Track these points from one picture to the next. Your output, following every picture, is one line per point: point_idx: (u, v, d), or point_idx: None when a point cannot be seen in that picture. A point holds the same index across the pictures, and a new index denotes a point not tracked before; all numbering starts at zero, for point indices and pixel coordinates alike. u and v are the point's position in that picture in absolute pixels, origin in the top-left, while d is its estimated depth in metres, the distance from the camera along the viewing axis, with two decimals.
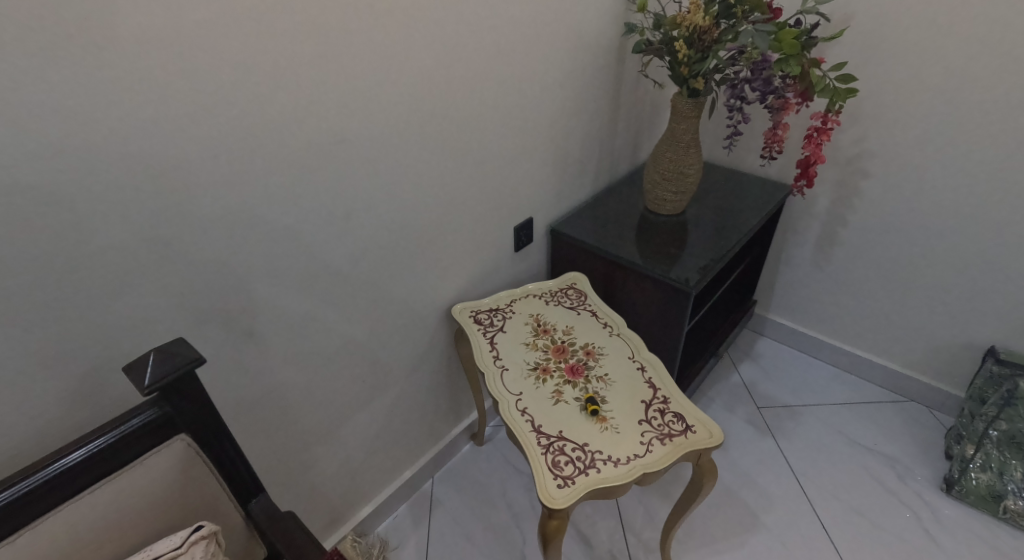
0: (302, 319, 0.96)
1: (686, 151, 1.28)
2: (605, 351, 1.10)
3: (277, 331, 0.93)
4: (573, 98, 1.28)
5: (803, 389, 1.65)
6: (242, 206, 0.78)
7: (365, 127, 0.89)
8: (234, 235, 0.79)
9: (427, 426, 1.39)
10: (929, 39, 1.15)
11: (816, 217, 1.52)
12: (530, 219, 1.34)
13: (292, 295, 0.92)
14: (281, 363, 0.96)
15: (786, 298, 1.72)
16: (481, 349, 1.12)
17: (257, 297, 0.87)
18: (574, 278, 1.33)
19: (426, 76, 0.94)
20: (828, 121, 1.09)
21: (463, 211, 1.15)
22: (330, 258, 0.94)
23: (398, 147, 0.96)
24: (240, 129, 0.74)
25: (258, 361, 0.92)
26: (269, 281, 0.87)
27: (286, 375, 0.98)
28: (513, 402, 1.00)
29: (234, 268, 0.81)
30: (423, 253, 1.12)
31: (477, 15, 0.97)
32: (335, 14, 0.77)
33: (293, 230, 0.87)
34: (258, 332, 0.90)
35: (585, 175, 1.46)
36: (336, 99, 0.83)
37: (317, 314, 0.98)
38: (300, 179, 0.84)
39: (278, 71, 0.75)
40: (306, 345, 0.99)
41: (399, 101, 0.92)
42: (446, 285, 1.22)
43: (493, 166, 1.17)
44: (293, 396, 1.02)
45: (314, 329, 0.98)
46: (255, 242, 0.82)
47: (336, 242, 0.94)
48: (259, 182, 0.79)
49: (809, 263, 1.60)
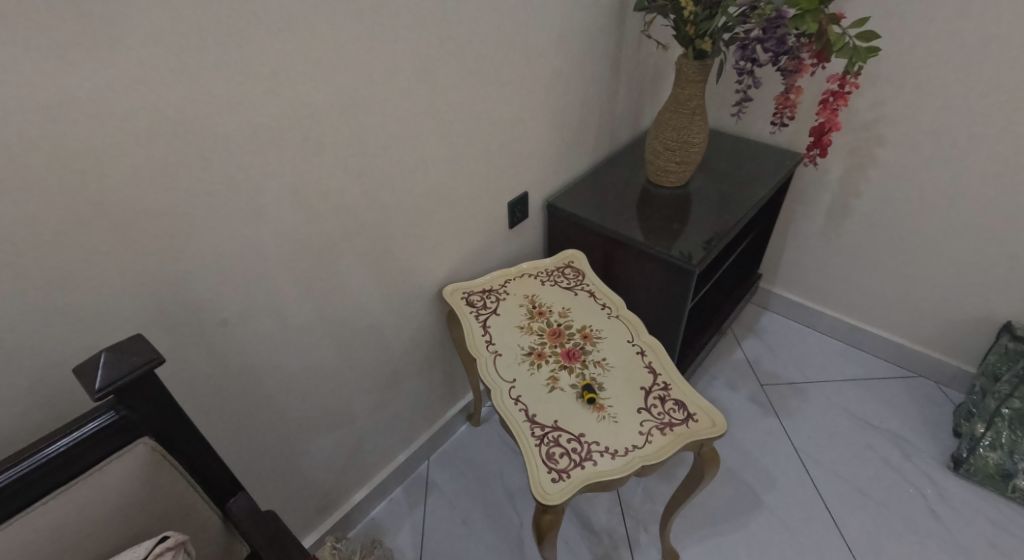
0: (276, 307, 0.90)
1: (690, 118, 1.20)
2: (603, 335, 1.05)
3: (246, 320, 0.86)
4: (570, 61, 1.19)
5: (808, 365, 1.60)
6: (206, 189, 0.71)
7: (337, 97, 0.80)
8: (199, 222, 0.72)
9: (420, 409, 1.35)
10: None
11: (826, 187, 1.44)
12: (525, 194, 1.27)
13: (260, 282, 0.85)
14: (255, 353, 0.91)
15: (793, 272, 1.65)
16: (472, 333, 1.07)
17: (224, 285, 0.80)
18: (572, 255, 1.26)
19: (406, 37, 0.85)
20: (846, 84, 1.00)
21: (453, 188, 1.08)
22: (308, 241, 0.88)
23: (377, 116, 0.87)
24: (197, 105, 0.66)
25: (234, 353, 0.87)
26: (235, 266, 0.80)
27: (262, 366, 0.93)
28: (506, 389, 0.95)
29: (201, 257, 0.75)
30: (408, 233, 1.05)
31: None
32: None
33: (265, 214, 0.80)
34: (229, 322, 0.83)
35: (583, 146, 1.38)
36: (310, 71, 0.75)
37: (297, 302, 0.92)
38: (266, 156, 0.76)
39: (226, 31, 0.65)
40: (286, 333, 0.93)
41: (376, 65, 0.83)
42: (434, 266, 1.15)
43: (485, 138, 1.09)
44: (272, 384, 0.97)
45: (293, 317, 0.93)
46: (224, 227, 0.75)
47: (314, 226, 0.88)
48: (223, 160, 0.71)
49: (819, 235, 1.53)
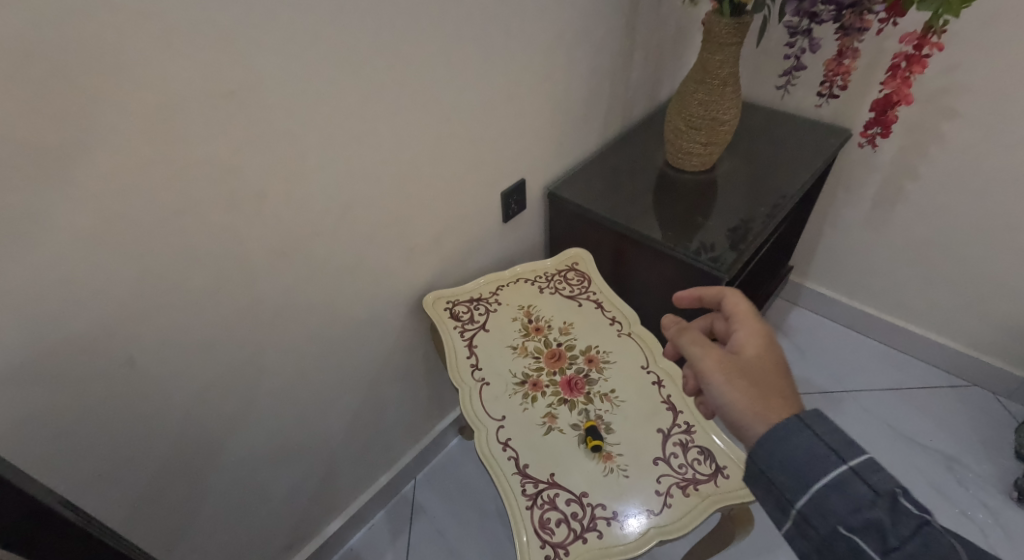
0: (212, 338, 0.72)
1: (720, 90, 0.99)
2: (611, 358, 0.87)
3: (172, 357, 0.69)
4: (576, 20, 0.98)
5: (844, 370, 1.41)
6: (81, 206, 0.52)
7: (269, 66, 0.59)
8: (77, 252, 0.54)
9: (403, 428, 1.19)
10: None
11: (876, 169, 1.22)
12: (521, 182, 1.08)
13: (185, 311, 0.67)
14: (189, 394, 0.73)
15: (830, 266, 1.44)
16: (455, 354, 0.89)
17: (134, 320, 0.62)
18: (576, 255, 1.07)
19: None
20: (924, 45, 0.77)
21: (433, 181, 0.88)
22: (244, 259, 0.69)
23: (329, 93, 0.67)
24: (43, 90, 0.46)
25: (155, 401, 0.69)
26: (145, 295, 0.62)
27: (200, 408, 0.76)
28: (493, 430, 0.78)
29: (86, 294, 0.56)
30: (380, 237, 0.86)
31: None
32: None
33: (177, 232, 0.60)
34: (143, 364, 0.65)
35: (590, 123, 1.17)
36: (225, 39, 0.54)
37: (235, 332, 0.74)
38: (174, 152, 0.56)
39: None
40: (226, 369, 0.76)
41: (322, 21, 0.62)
42: (414, 272, 0.97)
43: (471, 119, 0.89)
44: (217, 426, 0.80)
45: (232, 350, 0.75)
46: (116, 254, 0.57)
47: (250, 241, 0.69)
48: (97, 166, 0.51)
49: (863, 225, 1.32)
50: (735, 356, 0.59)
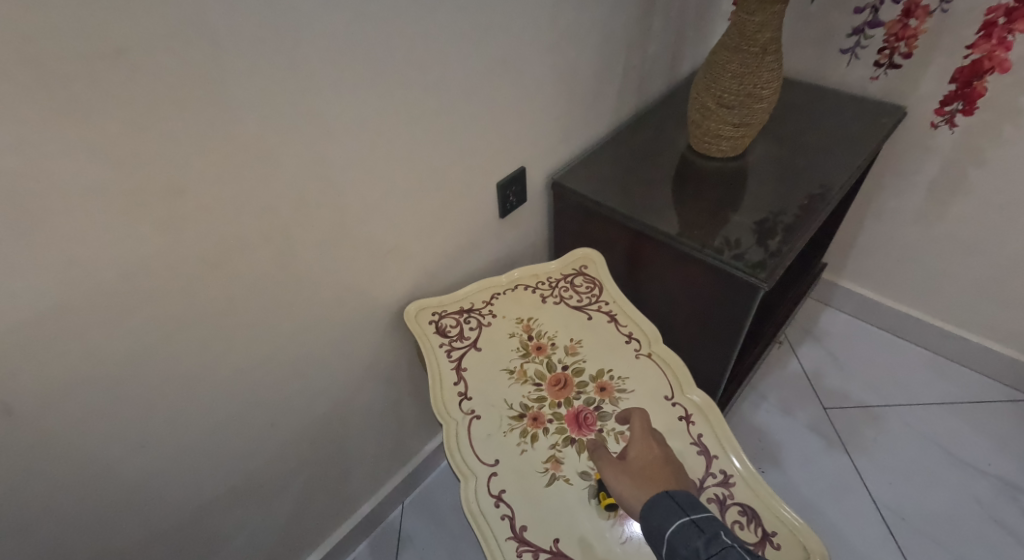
0: (129, 374, 0.56)
1: (761, 59, 0.82)
2: (628, 386, 0.72)
3: (72, 401, 0.53)
4: None
5: (885, 381, 1.25)
6: None
7: (175, 12, 0.43)
8: None
9: (388, 451, 1.05)
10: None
11: (934, 154, 1.06)
12: (521, 170, 0.92)
13: (84, 343, 0.51)
14: (105, 443, 0.58)
15: (871, 263, 1.28)
16: (440, 380, 0.74)
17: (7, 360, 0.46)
18: (585, 256, 0.91)
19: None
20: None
21: (413, 171, 0.73)
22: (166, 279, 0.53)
23: (268, 54, 0.50)
24: None
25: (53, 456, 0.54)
26: (19, 327, 0.46)
27: (123, 458, 0.60)
28: (484, 480, 0.64)
29: None
30: (351, 239, 0.70)
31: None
32: None
33: (56, 245, 0.45)
34: (29, 413, 0.50)
35: (601, 102, 1.01)
36: None
37: (164, 368, 0.58)
38: (33, 131, 0.40)
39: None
40: (156, 411, 0.60)
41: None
42: (394, 278, 0.81)
43: (459, 94, 0.72)
44: (150, 477, 0.65)
45: (160, 389, 0.59)
46: None
47: (173, 256, 0.52)
48: None
49: (914, 218, 1.15)
50: (623, 461, 0.57)
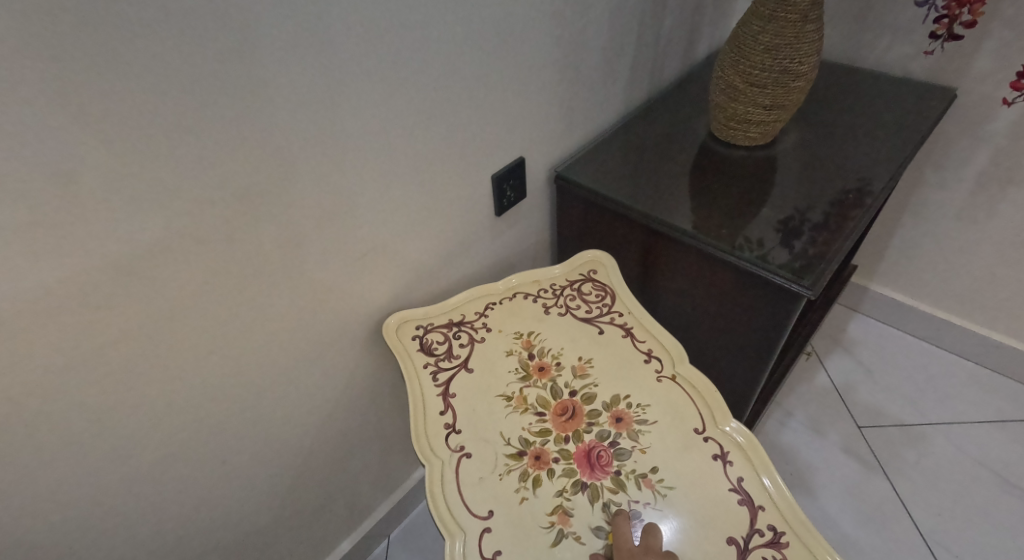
0: (15, 411, 0.43)
1: (799, 29, 0.71)
2: (649, 417, 0.60)
3: None
4: None
5: (925, 396, 1.13)
6: None
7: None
8: None
9: (371, 482, 0.93)
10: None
11: (987, 142, 0.93)
12: (520, 161, 0.80)
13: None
14: None
15: (907, 266, 1.16)
16: (423, 409, 0.62)
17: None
18: (594, 259, 0.79)
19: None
20: None
21: (390, 160, 0.61)
22: (61, 293, 0.41)
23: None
24: None
25: None
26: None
27: (17, 512, 0.48)
28: (475, 538, 0.52)
29: None
30: (315, 240, 0.58)
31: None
32: None
33: None
34: None
35: (611, 85, 0.89)
36: None
37: (73, 405, 0.46)
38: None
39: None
40: (66, 457, 0.49)
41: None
42: (372, 288, 0.69)
43: (446, 68, 0.61)
44: (59, 533, 0.52)
45: (69, 430, 0.47)
46: None
47: (71, 264, 0.41)
48: None
49: (959, 214, 1.03)
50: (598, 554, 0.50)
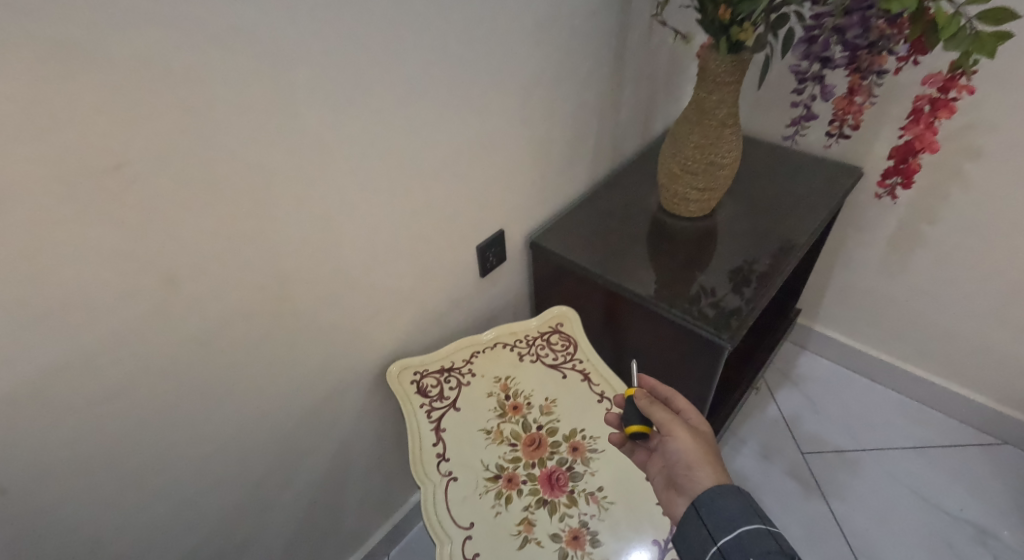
0: (118, 447, 0.59)
1: (720, 133, 0.89)
2: (599, 446, 0.76)
3: (68, 477, 0.56)
4: (557, 59, 0.87)
5: (861, 425, 1.29)
6: None
7: (166, 115, 0.47)
8: None
9: (374, 504, 1.07)
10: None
11: (892, 210, 1.12)
12: (500, 233, 0.97)
13: (71, 421, 0.53)
14: (94, 511, 0.61)
15: (842, 310, 1.33)
16: (420, 441, 0.78)
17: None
18: (561, 314, 0.96)
19: (293, 15, 0.51)
20: (952, 88, 0.66)
21: (393, 244, 0.78)
22: (158, 361, 0.57)
23: (256, 145, 0.54)
24: None
25: (49, 529, 0.58)
26: (4, 405, 0.48)
27: (108, 524, 0.63)
28: (459, 543, 0.67)
29: None
30: (335, 308, 0.74)
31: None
32: None
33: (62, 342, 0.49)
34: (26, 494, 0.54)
35: (576, 166, 1.07)
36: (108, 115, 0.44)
37: (156, 441, 0.62)
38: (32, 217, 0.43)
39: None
40: (145, 481, 0.64)
41: (241, 63, 0.50)
42: (377, 342, 0.85)
43: (437, 173, 0.78)
44: (134, 541, 0.67)
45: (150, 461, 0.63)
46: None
47: (166, 340, 0.57)
48: None
49: (878, 269, 1.21)
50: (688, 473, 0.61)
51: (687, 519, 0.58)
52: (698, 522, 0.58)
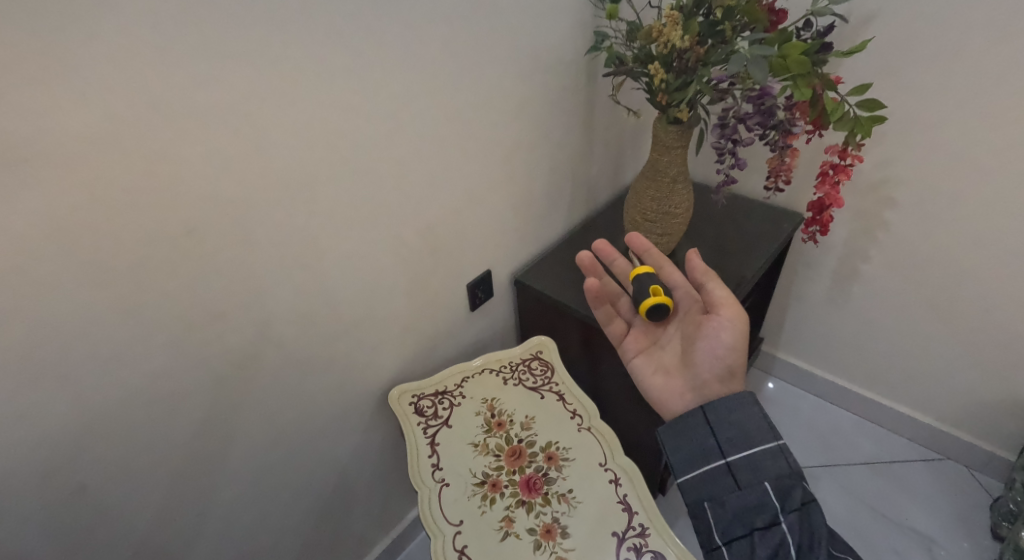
0: (170, 450, 0.72)
1: (672, 187, 1.05)
2: (571, 456, 0.88)
3: (130, 474, 0.70)
4: (534, 127, 1.04)
5: (820, 444, 1.41)
6: (47, 353, 0.56)
7: (226, 190, 0.62)
8: (40, 392, 0.57)
9: (376, 517, 1.18)
10: (1002, 24, 0.87)
11: (832, 249, 1.27)
12: (488, 272, 1.12)
13: (138, 425, 0.67)
14: (146, 505, 0.74)
15: (799, 338, 1.47)
16: (417, 454, 0.90)
17: (78, 437, 0.62)
18: (541, 343, 1.10)
19: (318, 113, 0.67)
20: (847, 157, 0.83)
21: (394, 284, 0.92)
22: (204, 379, 0.71)
23: (288, 209, 0.70)
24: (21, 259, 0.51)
25: (109, 519, 0.70)
26: (95, 411, 0.62)
27: (156, 516, 0.76)
28: (450, 537, 0.79)
29: (45, 430, 0.59)
30: (344, 337, 0.88)
31: (390, 23, 0.70)
32: (167, 86, 0.53)
33: (137, 363, 0.63)
34: (98, 487, 0.67)
35: (554, 213, 1.23)
36: (185, 193, 0.59)
37: (197, 445, 0.75)
38: (125, 269, 0.58)
39: (3, 91, 0.45)
40: (185, 480, 0.77)
41: (279, 149, 0.65)
42: (380, 367, 0.99)
43: (432, 224, 0.93)
44: (174, 534, 0.80)
45: (190, 463, 0.76)
46: (77, 388, 0.60)
47: (209, 363, 0.71)
48: (60, 315, 0.55)
49: (826, 301, 1.36)
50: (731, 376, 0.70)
51: (694, 425, 0.65)
52: (708, 434, 0.64)
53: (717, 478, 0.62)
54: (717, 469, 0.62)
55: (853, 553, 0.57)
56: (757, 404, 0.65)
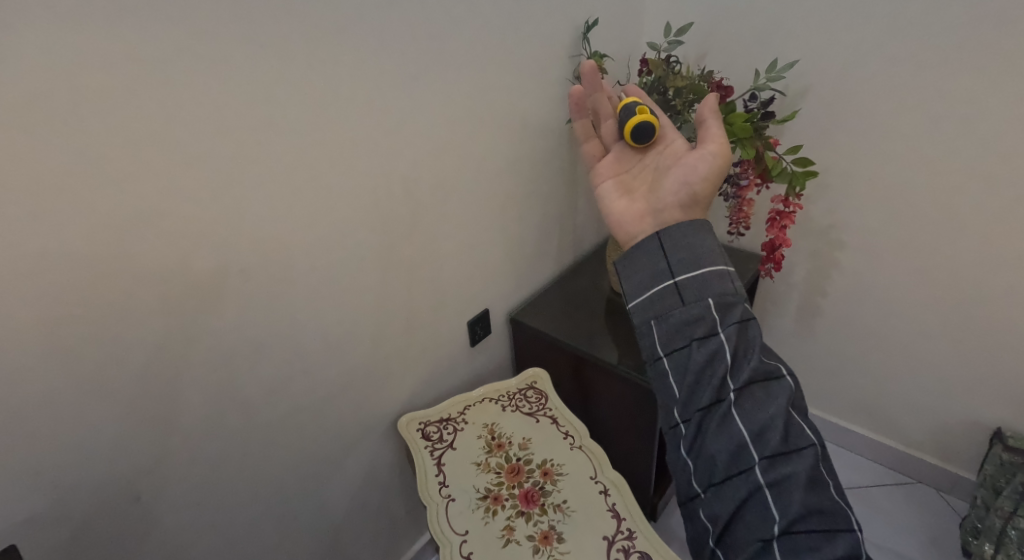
0: (208, 460, 0.83)
1: None
2: (564, 472, 0.98)
3: (175, 480, 0.79)
4: (524, 183, 1.20)
5: None
6: (124, 365, 0.68)
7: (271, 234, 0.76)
8: (114, 398, 0.68)
9: (382, 546, 1.24)
10: (905, 96, 1.06)
11: (794, 287, 1.42)
12: (485, 311, 1.24)
13: (186, 434, 0.78)
14: (184, 511, 0.83)
15: None
16: (426, 473, 1.00)
17: (137, 441, 0.73)
18: (535, 374, 1.21)
19: (346, 172, 0.82)
20: (790, 204, 0.99)
21: (403, 319, 1.05)
22: (241, 396, 0.83)
23: (318, 250, 0.84)
24: (116, 287, 0.64)
25: (152, 523, 0.79)
26: (155, 419, 0.73)
27: (191, 524, 0.85)
28: (457, 545, 0.88)
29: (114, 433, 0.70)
30: (358, 365, 1.00)
31: (405, 102, 0.87)
32: (237, 155, 0.69)
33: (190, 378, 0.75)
34: (148, 489, 0.77)
35: (544, 259, 1.37)
36: (241, 236, 0.73)
37: (230, 458, 0.85)
38: (191, 296, 0.71)
39: (130, 163, 0.60)
40: (217, 491, 0.86)
41: (315, 201, 0.80)
42: (389, 396, 1.09)
43: (438, 267, 1.07)
44: (204, 544, 0.88)
45: (223, 475, 0.86)
46: (142, 397, 0.71)
47: (246, 382, 0.83)
48: (142, 334, 0.68)
49: (794, 335, 1.49)
50: (693, 196, 0.70)
51: (649, 251, 0.64)
52: (660, 255, 0.63)
53: (665, 297, 0.61)
54: (665, 288, 0.61)
55: (782, 362, 0.59)
56: (712, 234, 0.63)
